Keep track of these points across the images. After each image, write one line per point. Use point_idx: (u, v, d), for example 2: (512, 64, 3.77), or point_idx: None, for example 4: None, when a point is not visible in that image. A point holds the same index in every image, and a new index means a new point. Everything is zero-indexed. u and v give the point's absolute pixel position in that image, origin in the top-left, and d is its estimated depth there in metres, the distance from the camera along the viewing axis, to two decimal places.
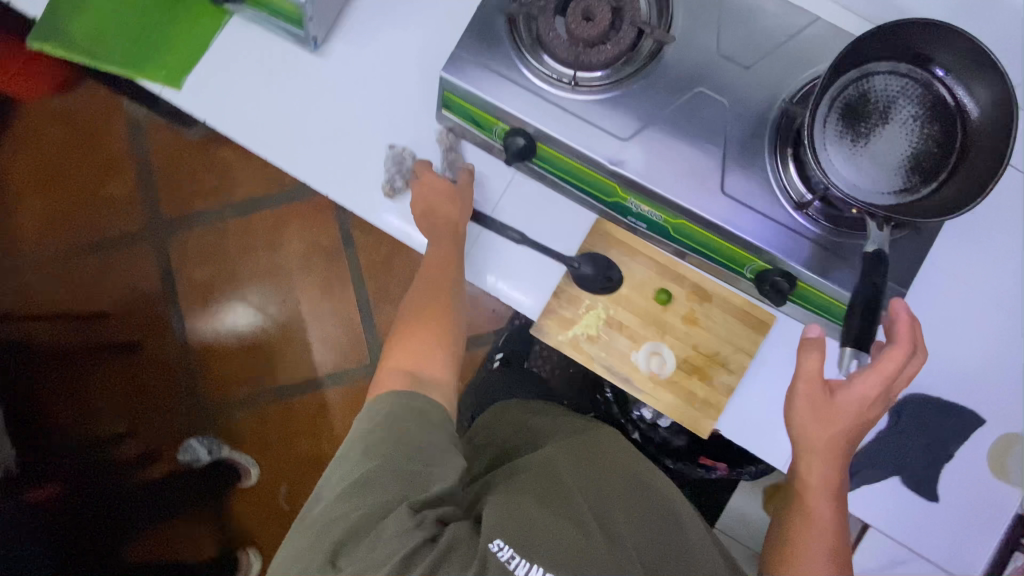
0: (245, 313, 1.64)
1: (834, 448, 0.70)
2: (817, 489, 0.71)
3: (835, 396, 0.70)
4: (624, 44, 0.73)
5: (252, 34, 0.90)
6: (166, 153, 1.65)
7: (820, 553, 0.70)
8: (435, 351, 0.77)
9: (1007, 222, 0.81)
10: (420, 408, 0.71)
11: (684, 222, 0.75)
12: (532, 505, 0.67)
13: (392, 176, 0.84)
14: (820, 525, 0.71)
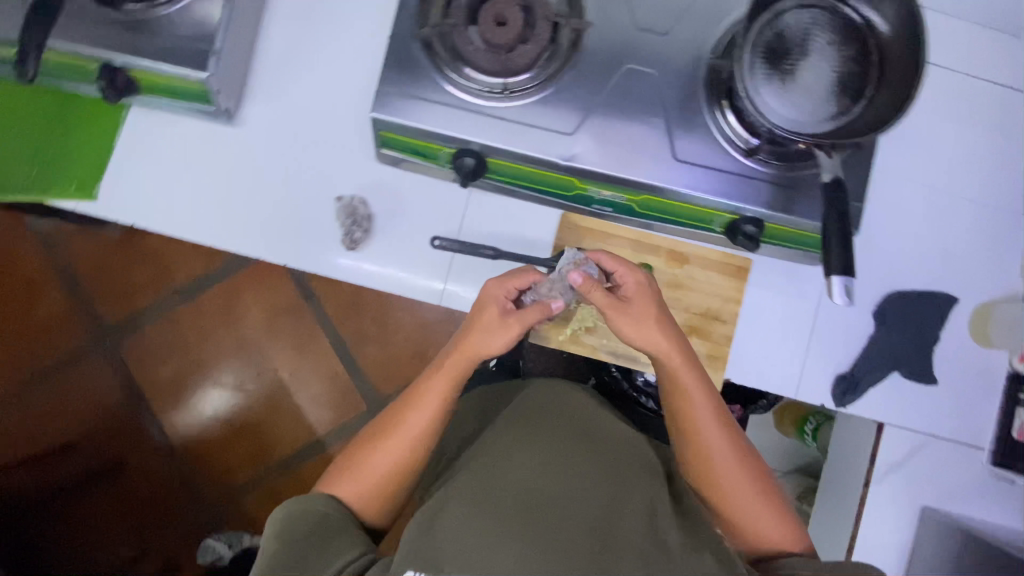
0: (225, 399, 1.57)
1: (677, 374, 0.72)
2: (702, 419, 0.73)
3: (642, 319, 0.71)
4: (544, 39, 0.74)
5: (163, 120, 0.84)
6: (94, 264, 1.54)
7: (730, 468, 0.73)
8: (427, 430, 0.73)
9: (921, 120, 0.89)
10: (393, 467, 0.73)
11: (649, 196, 0.76)
12: (469, 522, 0.66)
13: (350, 228, 0.82)
14: (716, 447, 0.73)
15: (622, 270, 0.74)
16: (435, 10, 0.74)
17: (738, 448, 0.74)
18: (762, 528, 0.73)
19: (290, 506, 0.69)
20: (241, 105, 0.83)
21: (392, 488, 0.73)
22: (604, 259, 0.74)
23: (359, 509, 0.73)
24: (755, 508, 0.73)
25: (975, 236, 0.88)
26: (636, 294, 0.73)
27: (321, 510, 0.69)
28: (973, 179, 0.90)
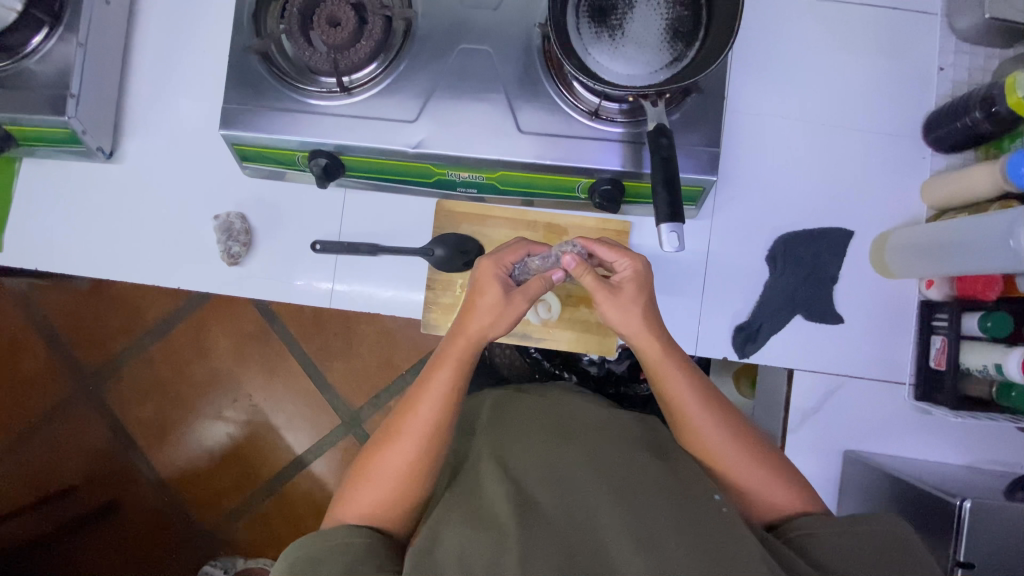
0: (210, 430, 1.61)
1: (660, 367, 0.70)
2: (691, 406, 0.70)
3: (628, 307, 0.70)
4: (378, 34, 0.73)
5: (50, 166, 0.89)
6: (63, 314, 1.61)
7: (727, 451, 0.69)
8: (438, 421, 0.68)
9: (795, 54, 0.86)
10: (407, 469, 0.68)
11: (504, 172, 0.76)
12: (469, 528, 0.59)
13: (228, 243, 0.84)
14: (710, 430, 0.69)
15: (620, 258, 0.71)
16: (270, 21, 0.77)
17: (733, 426, 0.70)
18: (776, 500, 0.68)
19: (306, 546, 0.62)
20: (121, 143, 0.88)
21: (410, 491, 0.68)
22: (604, 249, 0.72)
23: (381, 522, 0.67)
24: (764, 483, 0.68)
25: (871, 164, 0.85)
26: (628, 283, 0.70)
27: (337, 542, 0.63)
28: (861, 107, 0.85)
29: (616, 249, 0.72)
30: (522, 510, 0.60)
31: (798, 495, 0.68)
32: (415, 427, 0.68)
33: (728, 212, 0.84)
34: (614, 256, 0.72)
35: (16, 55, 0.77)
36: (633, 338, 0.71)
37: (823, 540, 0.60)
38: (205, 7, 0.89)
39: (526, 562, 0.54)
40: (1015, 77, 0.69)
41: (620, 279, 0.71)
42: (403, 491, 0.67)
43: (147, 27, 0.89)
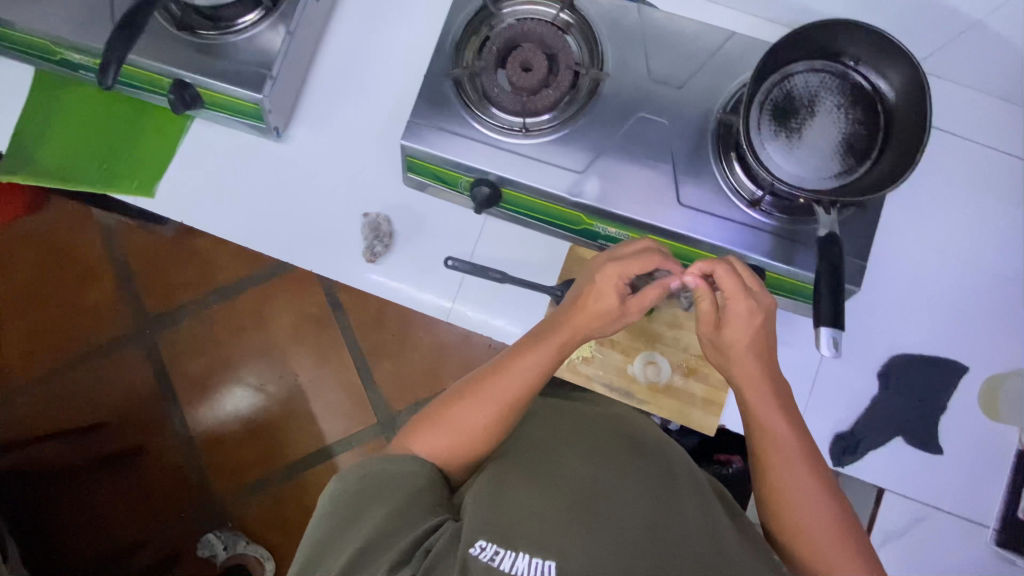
0: (247, 397, 1.56)
1: (759, 407, 0.68)
2: (787, 453, 0.67)
3: (738, 333, 0.67)
4: (564, 86, 0.80)
5: (219, 133, 0.94)
6: (140, 250, 1.58)
7: (808, 507, 0.65)
8: (522, 394, 0.69)
9: (939, 187, 0.89)
10: (480, 427, 0.69)
11: (652, 237, 0.80)
12: (534, 498, 0.63)
13: (372, 242, 0.89)
14: (796, 484, 0.66)
15: (734, 295, 0.66)
16: (469, 52, 0.82)
17: (823, 489, 0.66)
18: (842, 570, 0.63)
19: (375, 464, 0.66)
20: (290, 124, 0.93)
21: (477, 445, 0.69)
22: (722, 272, 0.66)
23: (444, 461, 0.69)
24: (836, 553, 0.63)
25: (994, 306, 0.87)
26: (733, 318, 0.67)
27: (406, 468, 0.65)
28: (996, 249, 0.87)
29: (734, 281, 0.66)
30: (587, 498, 0.62)
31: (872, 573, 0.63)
32: (500, 389, 0.69)
33: (849, 320, 0.86)
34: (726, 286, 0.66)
35: (223, 29, 0.83)
36: (731, 362, 0.69)
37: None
38: (396, 21, 0.95)
39: (588, 539, 0.57)
40: None
41: (725, 315, 0.68)
42: (472, 443, 0.69)
43: (339, 27, 0.94)
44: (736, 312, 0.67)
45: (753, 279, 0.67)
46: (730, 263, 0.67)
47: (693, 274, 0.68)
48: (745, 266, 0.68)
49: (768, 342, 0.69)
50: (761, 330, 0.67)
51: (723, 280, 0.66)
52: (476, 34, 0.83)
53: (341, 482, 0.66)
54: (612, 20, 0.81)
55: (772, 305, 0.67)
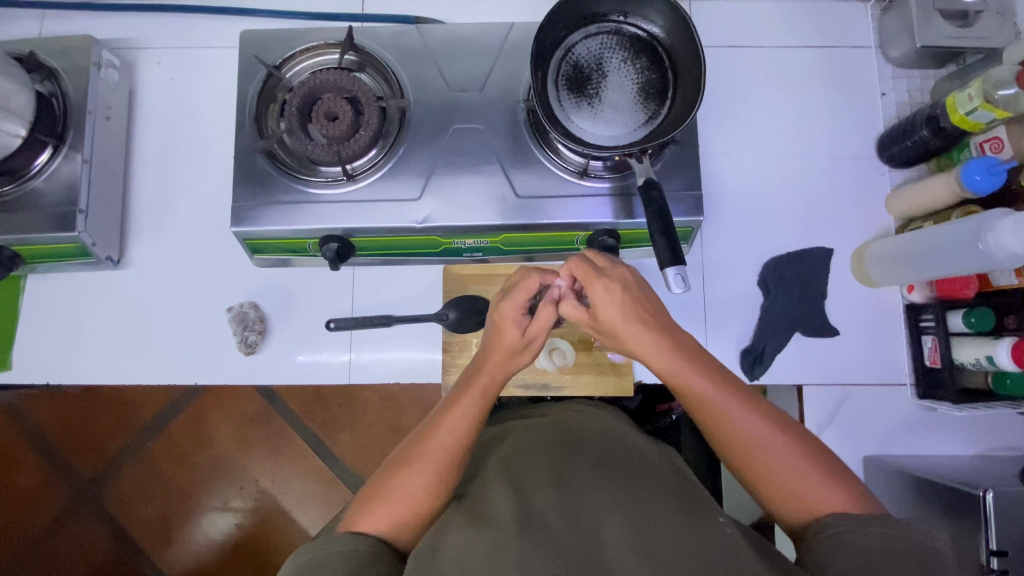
0: (223, 520, 1.41)
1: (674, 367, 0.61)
2: (717, 404, 0.60)
3: (608, 309, 0.62)
4: (374, 123, 0.78)
5: (59, 278, 0.90)
6: (50, 410, 1.42)
7: (762, 442, 0.58)
8: (458, 446, 0.63)
9: (751, 98, 0.94)
10: (424, 491, 0.62)
11: (508, 234, 0.81)
12: (472, 535, 0.56)
13: (244, 334, 0.87)
14: (740, 427, 0.59)
15: (589, 281, 0.63)
16: (271, 121, 0.81)
17: (766, 422, 0.59)
18: (817, 499, 0.55)
19: (308, 556, 0.56)
20: (126, 248, 0.91)
21: (427, 509, 0.62)
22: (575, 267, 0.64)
23: (391, 538, 0.60)
24: (804, 481, 0.56)
25: (835, 186, 0.92)
26: (600, 305, 0.62)
27: (343, 549, 0.57)
28: (817, 136, 0.94)
29: (584, 269, 0.63)
30: (526, 517, 0.57)
31: (844, 487, 0.56)
32: (433, 448, 0.63)
33: (715, 245, 0.90)
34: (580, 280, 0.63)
35: (20, 178, 0.79)
36: (625, 343, 0.63)
37: (844, 542, 0.50)
38: (201, 112, 0.94)
39: (527, 564, 0.51)
40: (955, 96, 0.77)
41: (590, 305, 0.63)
42: (420, 509, 0.62)
43: (147, 138, 0.93)
44: (600, 298, 0.62)
45: (603, 260, 0.65)
46: (580, 256, 0.65)
47: (568, 275, 0.66)
48: (595, 253, 0.66)
49: (656, 307, 0.64)
50: (638, 302, 0.62)
51: (575, 271, 0.64)
52: (273, 100, 0.82)
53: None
54: (396, 47, 0.83)
55: (627, 273, 0.64)
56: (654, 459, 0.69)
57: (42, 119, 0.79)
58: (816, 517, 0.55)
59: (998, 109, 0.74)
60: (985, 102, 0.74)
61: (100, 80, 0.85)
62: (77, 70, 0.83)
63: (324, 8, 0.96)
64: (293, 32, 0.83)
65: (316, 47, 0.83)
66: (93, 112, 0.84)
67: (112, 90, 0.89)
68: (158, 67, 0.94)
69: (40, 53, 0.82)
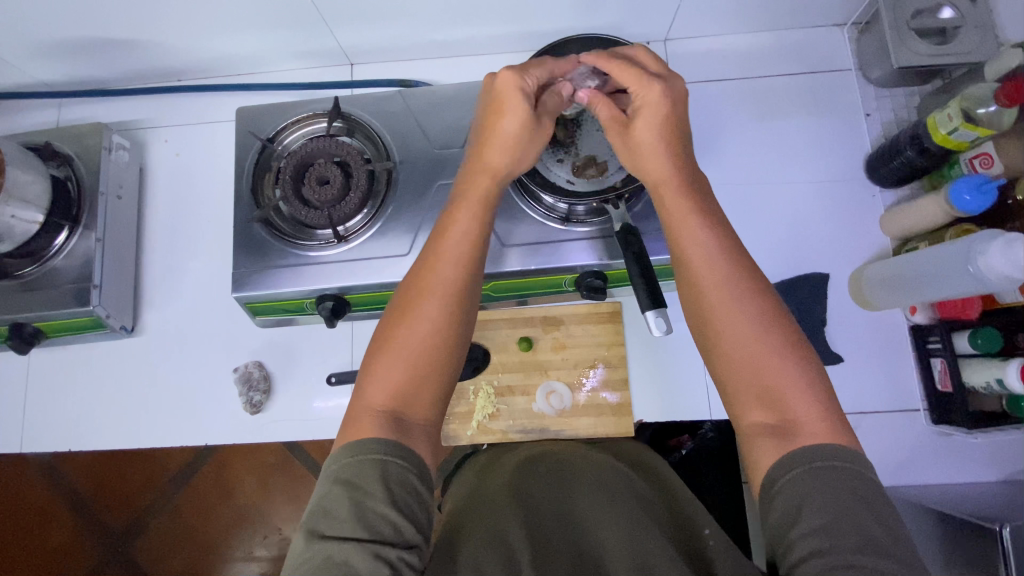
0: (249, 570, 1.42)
1: (673, 213, 0.60)
2: (704, 256, 0.57)
3: (653, 123, 0.62)
4: (364, 185, 0.82)
5: (79, 349, 0.95)
6: (80, 467, 1.46)
7: (723, 303, 0.55)
8: (462, 280, 0.59)
9: (731, 128, 0.95)
10: (431, 337, 0.56)
11: (496, 282, 0.83)
12: (483, 547, 0.56)
13: (249, 394, 0.91)
14: (697, 256, 0.57)
15: (644, 85, 0.62)
16: (266, 190, 0.85)
17: (736, 278, 0.55)
18: (786, 392, 0.50)
19: (339, 460, 0.51)
20: (140, 316, 0.96)
21: (437, 361, 0.56)
22: (625, 74, 0.63)
23: (404, 403, 0.54)
24: (760, 360, 0.52)
25: (826, 209, 0.92)
26: (646, 109, 0.62)
27: (369, 460, 0.50)
28: (804, 161, 0.94)
29: (635, 76, 0.62)
30: (538, 542, 0.58)
31: (812, 389, 0.50)
32: (446, 287, 0.58)
33: None
34: (634, 82, 0.62)
35: (41, 258, 0.84)
36: (645, 159, 0.64)
37: (813, 483, 0.46)
38: (207, 183, 1.00)
39: None
40: (935, 117, 0.77)
41: (635, 111, 0.63)
42: (430, 360, 0.56)
43: (155, 211, 0.99)
44: (650, 103, 0.62)
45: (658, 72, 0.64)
46: (642, 49, 0.65)
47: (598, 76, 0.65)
48: (643, 50, 0.65)
49: (682, 134, 0.64)
50: (673, 121, 0.63)
51: (624, 75, 0.63)
52: (268, 171, 0.87)
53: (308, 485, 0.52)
54: (380, 112, 0.87)
55: (680, 93, 0.63)
56: (645, 484, 0.69)
57: (58, 203, 0.85)
58: (773, 414, 0.50)
59: (980, 128, 0.73)
60: (965, 121, 0.73)
61: (110, 162, 0.91)
62: (88, 154, 0.89)
63: (315, 78, 1.02)
64: (284, 105, 0.88)
65: (306, 117, 0.87)
66: (105, 193, 0.90)
67: (122, 170, 0.95)
68: (165, 143, 1.01)
69: (54, 142, 0.89)
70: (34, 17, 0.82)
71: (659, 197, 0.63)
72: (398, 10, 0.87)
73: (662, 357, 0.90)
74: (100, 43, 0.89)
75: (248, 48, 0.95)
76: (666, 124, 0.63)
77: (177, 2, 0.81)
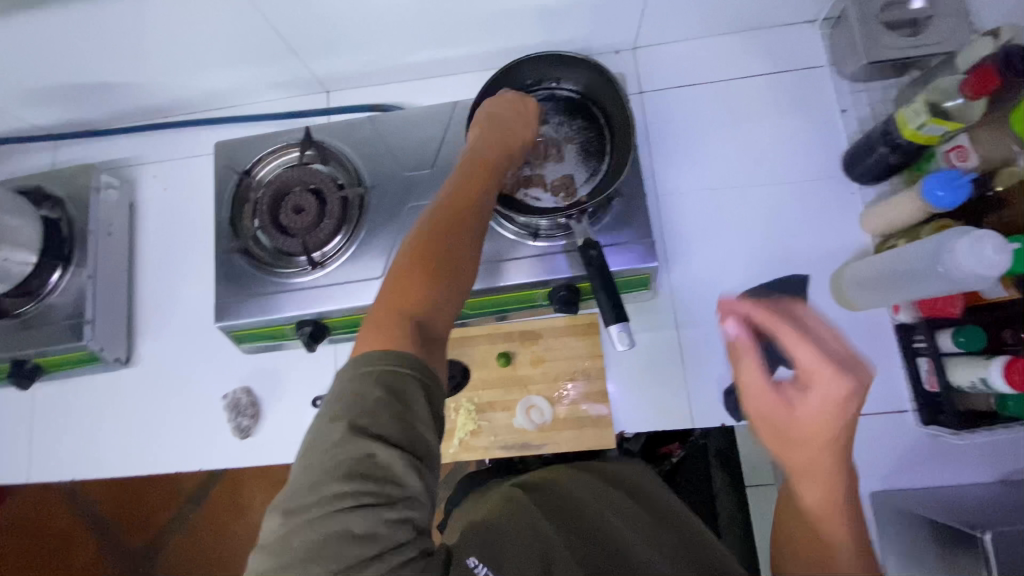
0: None
1: (748, 357, 0.51)
2: (774, 400, 0.49)
3: (827, 414, 0.46)
4: (337, 211, 0.84)
5: (78, 381, 0.99)
6: (99, 491, 1.50)
7: (806, 476, 0.48)
8: (465, 238, 0.60)
9: (704, 132, 0.95)
10: (433, 286, 0.57)
11: (469, 300, 0.84)
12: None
13: (237, 419, 0.93)
14: (761, 396, 0.50)
15: (830, 383, 0.45)
16: (244, 221, 0.88)
17: (812, 430, 0.47)
18: (832, 536, 0.49)
19: (361, 400, 0.49)
20: (135, 347, 0.99)
21: (445, 305, 0.57)
22: (787, 333, 0.47)
23: (423, 335, 0.55)
24: (838, 536, 0.48)
25: (804, 209, 0.91)
26: (807, 402, 0.47)
27: (384, 406, 0.49)
28: (780, 162, 0.93)
29: (777, 318, 0.48)
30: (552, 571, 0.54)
31: (860, 550, 0.48)
32: (426, 260, 0.58)
33: (684, 286, 0.90)
34: (810, 360, 0.46)
35: (38, 295, 0.89)
36: (785, 434, 0.48)
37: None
38: (194, 215, 1.03)
39: None
40: (903, 114, 0.74)
41: (801, 378, 0.47)
42: (437, 306, 0.57)
43: (146, 245, 1.03)
44: (829, 395, 0.46)
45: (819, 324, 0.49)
46: (812, 310, 0.50)
47: (737, 324, 0.52)
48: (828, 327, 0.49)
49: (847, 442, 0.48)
50: (857, 414, 0.46)
51: (817, 376, 0.46)
52: (245, 201, 0.89)
53: (342, 376, 0.52)
54: (351, 137, 0.89)
55: (844, 398, 0.45)
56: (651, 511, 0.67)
57: (50, 243, 0.89)
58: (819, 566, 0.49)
59: (949, 122, 0.70)
60: (933, 116, 0.71)
61: (99, 201, 0.95)
62: (78, 194, 0.93)
63: (292, 106, 1.05)
64: (259, 137, 0.91)
65: (280, 147, 0.90)
66: (95, 230, 0.94)
67: (112, 207, 0.99)
68: (153, 178, 1.05)
69: (47, 185, 0.94)
70: (20, 67, 0.86)
71: (779, 445, 0.49)
72: (363, 39, 0.89)
73: (644, 366, 0.89)
74: (83, 87, 0.93)
75: (225, 83, 0.98)
76: (821, 422, 0.47)
77: (151, 46, 0.85)
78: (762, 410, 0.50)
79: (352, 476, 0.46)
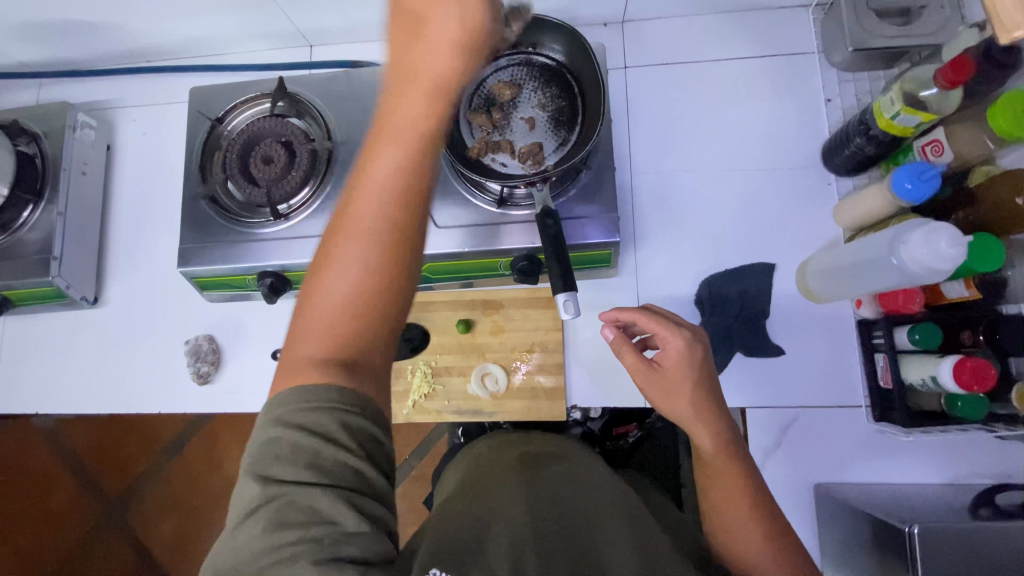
0: None
1: (623, 348, 0.67)
2: (642, 374, 0.66)
3: (679, 370, 0.63)
4: (305, 163, 0.84)
5: (48, 318, 1.00)
6: (77, 433, 1.52)
7: (679, 409, 0.63)
8: (394, 207, 0.49)
9: (684, 112, 0.93)
10: (363, 273, 0.48)
11: (430, 263, 0.83)
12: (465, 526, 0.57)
13: (197, 365, 0.94)
14: (634, 369, 0.66)
15: (667, 336, 0.64)
16: (214, 169, 0.88)
17: (677, 385, 0.63)
18: (723, 470, 0.61)
19: (285, 405, 0.45)
20: (105, 288, 1.00)
21: (385, 297, 0.49)
22: (640, 315, 0.66)
23: (345, 346, 0.48)
24: (718, 457, 0.62)
25: (778, 197, 0.89)
26: (668, 364, 0.64)
27: (325, 412, 0.44)
28: (759, 147, 0.91)
29: (646, 314, 0.66)
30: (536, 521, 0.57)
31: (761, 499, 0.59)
32: (389, 216, 0.49)
33: (650, 266, 0.89)
34: (655, 328, 0.65)
35: (8, 229, 0.89)
36: (665, 395, 0.64)
37: None
38: (172, 163, 1.03)
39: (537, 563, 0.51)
40: (879, 103, 0.73)
41: (659, 355, 0.65)
42: (371, 295, 0.48)
43: (122, 188, 1.03)
44: (674, 354, 0.64)
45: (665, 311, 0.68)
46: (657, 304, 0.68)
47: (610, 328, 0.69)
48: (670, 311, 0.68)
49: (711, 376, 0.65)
50: (703, 361, 0.64)
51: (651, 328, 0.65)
52: (216, 149, 0.89)
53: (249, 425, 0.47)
54: (325, 91, 0.88)
55: (687, 339, 0.64)
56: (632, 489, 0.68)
57: (24, 178, 0.89)
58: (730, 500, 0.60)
59: (921, 112, 0.69)
60: (907, 104, 0.69)
61: (75, 140, 0.95)
62: (54, 133, 0.93)
63: (274, 59, 1.04)
64: (236, 86, 0.90)
65: (254, 97, 0.89)
66: (69, 168, 0.94)
67: (88, 148, 0.99)
68: (133, 122, 1.05)
69: (24, 120, 0.93)
70: None
71: (652, 396, 0.65)
72: None
73: (602, 344, 0.89)
74: (64, 24, 0.93)
75: (205, 30, 0.97)
76: (681, 367, 0.63)
77: None
78: (644, 373, 0.66)
79: (273, 528, 0.43)
